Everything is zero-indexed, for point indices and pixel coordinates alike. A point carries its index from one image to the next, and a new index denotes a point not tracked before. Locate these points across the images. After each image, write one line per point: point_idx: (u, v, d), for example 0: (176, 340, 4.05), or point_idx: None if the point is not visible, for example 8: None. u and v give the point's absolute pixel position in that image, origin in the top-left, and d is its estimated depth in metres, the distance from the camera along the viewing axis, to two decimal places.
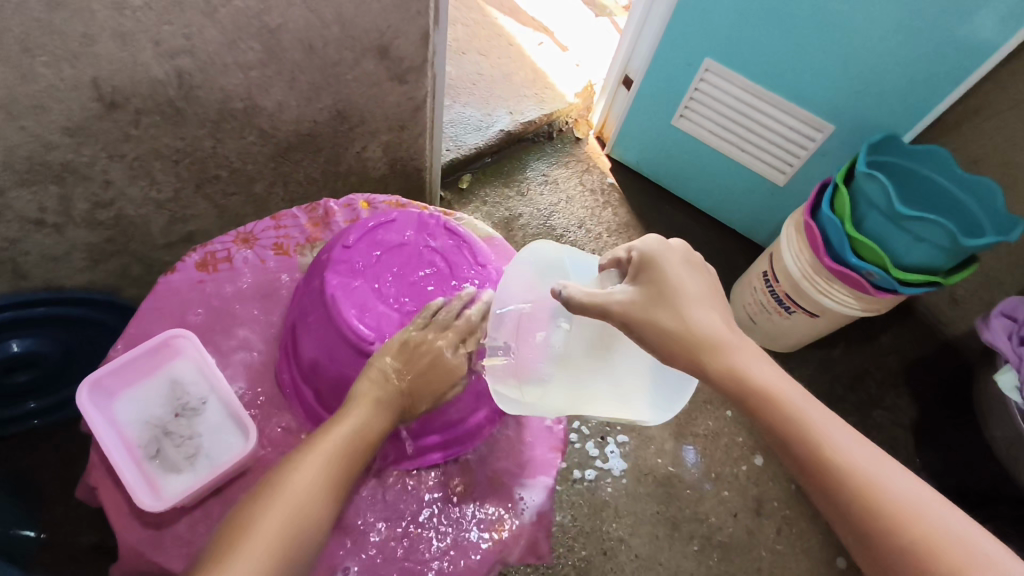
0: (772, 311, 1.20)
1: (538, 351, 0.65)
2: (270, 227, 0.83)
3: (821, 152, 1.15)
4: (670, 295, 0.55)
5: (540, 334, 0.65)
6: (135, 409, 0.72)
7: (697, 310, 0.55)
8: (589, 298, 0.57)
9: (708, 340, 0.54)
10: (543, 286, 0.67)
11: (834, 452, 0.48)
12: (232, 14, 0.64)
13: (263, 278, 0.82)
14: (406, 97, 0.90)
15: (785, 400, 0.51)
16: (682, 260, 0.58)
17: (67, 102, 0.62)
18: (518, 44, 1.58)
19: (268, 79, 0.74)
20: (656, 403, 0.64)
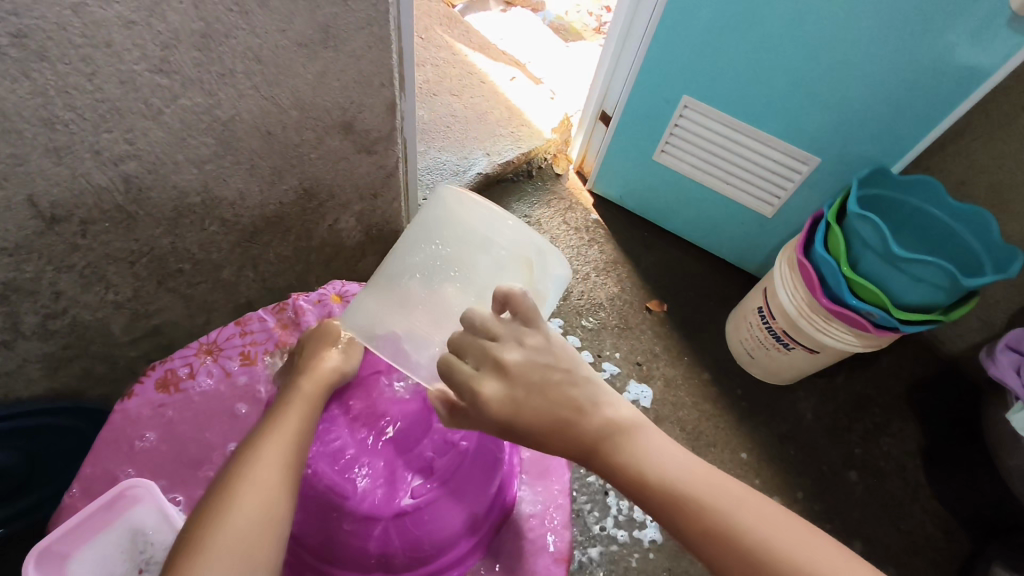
0: (770, 347, 1.16)
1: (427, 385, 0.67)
2: (235, 334, 0.89)
3: (808, 183, 1.12)
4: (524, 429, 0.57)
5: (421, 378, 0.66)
6: (94, 566, 0.71)
7: (555, 436, 0.57)
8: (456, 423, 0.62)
9: (587, 447, 0.58)
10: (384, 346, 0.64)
11: (710, 514, 0.53)
12: (179, 113, 0.59)
13: (230, 388, 0.88)
14: (377, 165, 0.85)
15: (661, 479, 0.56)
16: (523, 378, 0.57)
17: (2, 223, 0.57)
18: (491, 81, 1.54)
19: (225, 170, 0.69)
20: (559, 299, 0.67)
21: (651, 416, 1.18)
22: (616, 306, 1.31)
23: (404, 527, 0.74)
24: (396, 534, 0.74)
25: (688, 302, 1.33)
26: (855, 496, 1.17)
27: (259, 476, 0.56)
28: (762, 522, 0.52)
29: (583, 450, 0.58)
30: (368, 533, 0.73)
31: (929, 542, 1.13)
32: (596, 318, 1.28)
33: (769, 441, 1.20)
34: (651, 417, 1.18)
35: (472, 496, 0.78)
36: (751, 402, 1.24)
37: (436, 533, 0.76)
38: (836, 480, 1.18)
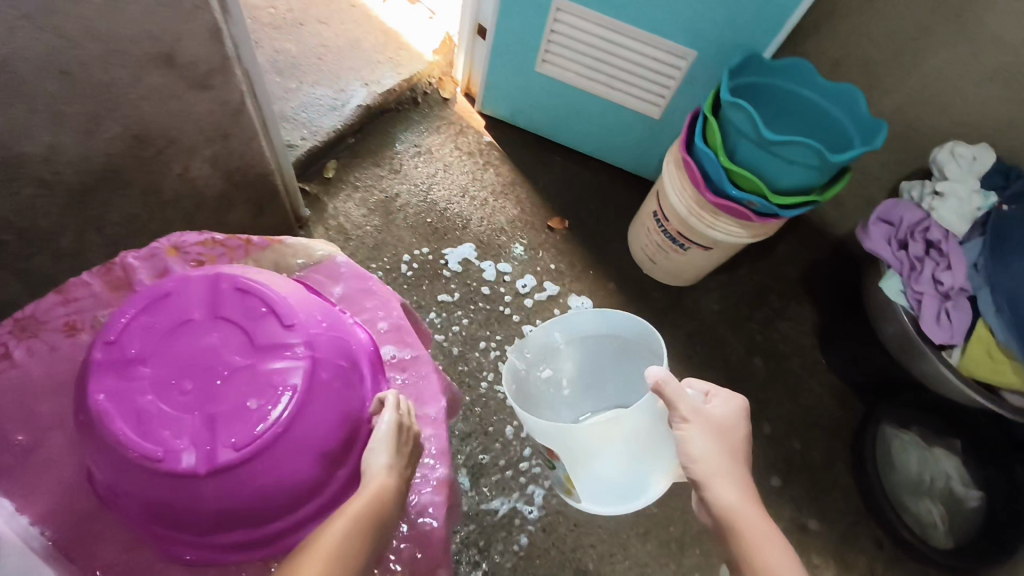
0: (668, 250, 1.17)
1: (541, 374, 0.89)
2: (55, 304, 0.69)
3: (689, 80, 1.10)
4: (703, 435, 0.66)
5: (546, 368, 0.89)
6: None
7: (717, 485, 0.63)
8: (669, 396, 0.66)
9: (708, 477, 0.64)
10: (587, 335, 0.86)
11: None
12: None
13: (60, 371, 0.68)
14: (218, 102, 0.77)
15: (763, 549, 0.59)
16: (725, 427, 0.67)
17: None
18: (362, 3, 1.42)
19: (21, 120, 0.61)
20: (605, 489, 0.84)
21: None
22: (517, 229, 1.28)
23: (228, 489, 0.54)
24: (240, 494, 0.54)
25: (589, 215, 1.32)
26: (759, 380, 1.23)
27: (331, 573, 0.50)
28: None
29: (730, 512, 0.62)
30: (195, 501, 0.54)
31: (826, 412, 1.22)
32: (497, 243, 1.26)
33: (676, 340, 1.24)
34: None
35: (337, 427, 0.59)
36: (657, 305, 1.26)
37: (304, 484, 0.57)
38: (742, 368, 1.23)
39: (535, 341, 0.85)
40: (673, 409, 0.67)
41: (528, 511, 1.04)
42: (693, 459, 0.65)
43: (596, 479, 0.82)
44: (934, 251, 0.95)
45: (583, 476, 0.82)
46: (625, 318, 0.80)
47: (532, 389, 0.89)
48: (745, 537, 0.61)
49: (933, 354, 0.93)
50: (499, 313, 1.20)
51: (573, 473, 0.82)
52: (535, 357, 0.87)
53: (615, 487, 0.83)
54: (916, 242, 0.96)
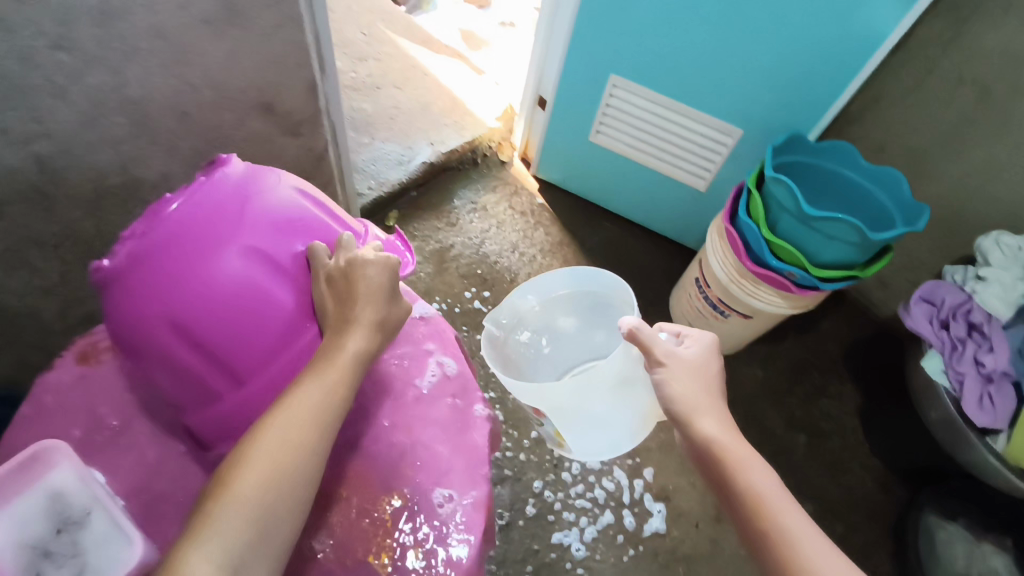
0: (707, 316, 1.19)
1: (522, 338, 0.91)
2: None
3: (734, 155, 1.16)
4: (677, 372, 0.68)
5: (526, 334, 0.92)
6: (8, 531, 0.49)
7: (699, 419, 0.65)
8: (643, 339, 0.69)
9: (688, 412, 0.66)
10: (560, 294, 0.89)
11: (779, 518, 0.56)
12: (86, 91, 0.61)
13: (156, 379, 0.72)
14: (305, 148, 0.87)
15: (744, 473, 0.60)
16: (701, 366, 0.70)
17: None
18: (433, 73, 1.56)
19: (143, 151, 0.71)
20: (591, 442, 0.89)
21: None
22: None
23: (154, 275, 0.57)
24: (160, 279, 0.57)
25: (632, 278, 1.36)
26: (797, 454, 1.21)
27: (296, 423, 0.54)
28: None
29: (714, 441, 0.63)
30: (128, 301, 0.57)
31: (866, 494, 1.18)
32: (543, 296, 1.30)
33: None
34: None
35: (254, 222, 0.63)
36: None
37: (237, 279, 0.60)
38: (779, 441, 1.22)
39: (516, 305, 0.88)
40: (648, 356, 0.69)
41: (576, 549, 1.03)
42: (671, 398, 0.67)
43: (583, 435, 0.87)
44: (977, 333, 0.95)
45: (572, 433, 0.87)
46: (596, 283, 0.86)
47: (514, 355, 0.90)
48: (731, 463, 0.61)
49: (976, 438, 0.92)
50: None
51: (561, 431, 0.87)
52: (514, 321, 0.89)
53: (600, 440, 0.88)
54: (957, 322, 0.96)
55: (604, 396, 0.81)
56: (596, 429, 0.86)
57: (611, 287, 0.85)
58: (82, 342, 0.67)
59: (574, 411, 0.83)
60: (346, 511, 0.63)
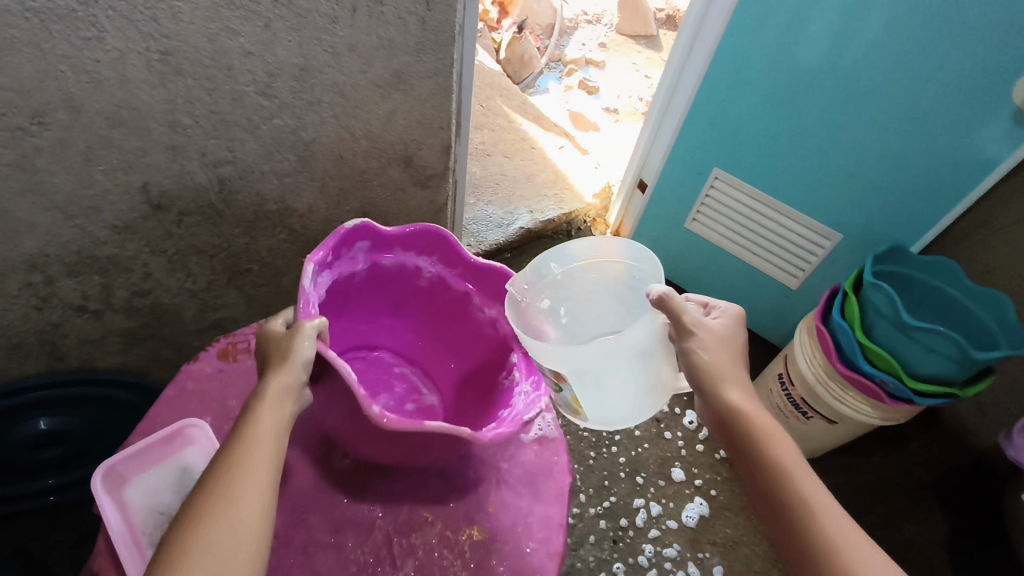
0: (788, 415, 1.17)
1: (541, 309, 0.72)
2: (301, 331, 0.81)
3: (830, 258, 1.17)
4: (708, 343, 0.60)
5: (546, 302, 0.72)
6: (145, 496, 0.63)
7: (724, 386, 0.60)
8: (673, 304, 0.61)
9: (710, 376, 0.60)
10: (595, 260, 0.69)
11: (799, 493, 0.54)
12: (272, 131, 0.73)
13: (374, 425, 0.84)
14: (428, 200, 0.97)
15: (765, 442, 0.57)
16: (730, 336, 0.62)
17: (118, 204, 0.70)
18: (541, 147, 1.67)
19: (301, 185, 0.82)
20: (613, 406, 0.67)
21: (682, 464, 1.17)
22: None
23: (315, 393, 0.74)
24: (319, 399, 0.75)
25: None
26: None
27: (236, 491, 0.45)
28: (858, 553, 0.51)
29: (743, 416, 0.58)
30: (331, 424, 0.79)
31: None
32: None
33: None
34: (682, 464, 1.17)
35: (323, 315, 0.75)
36: None
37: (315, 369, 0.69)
38: None
39: (534, 267, 0.69)
40: (677, 326, 0.61)
41: None
42: (694, 372, 0.61)
43: (606, 394, 0.66)
44: None
45: (592, 394, 0.66)
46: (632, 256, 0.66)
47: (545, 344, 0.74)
48: (761, 438, 0.57)
49: None
50: (629, 436, 1.20)
51: (581, 390, 0.66)
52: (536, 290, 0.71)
53: (625, 403, 0.67)
54: None
55: (634, 358, 0.64)
56: (618, 392, 0.66)
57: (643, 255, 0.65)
58: (223, 341, 0.76)
59: (596, 374, 0.64)
60: (430, 534, 0.68)
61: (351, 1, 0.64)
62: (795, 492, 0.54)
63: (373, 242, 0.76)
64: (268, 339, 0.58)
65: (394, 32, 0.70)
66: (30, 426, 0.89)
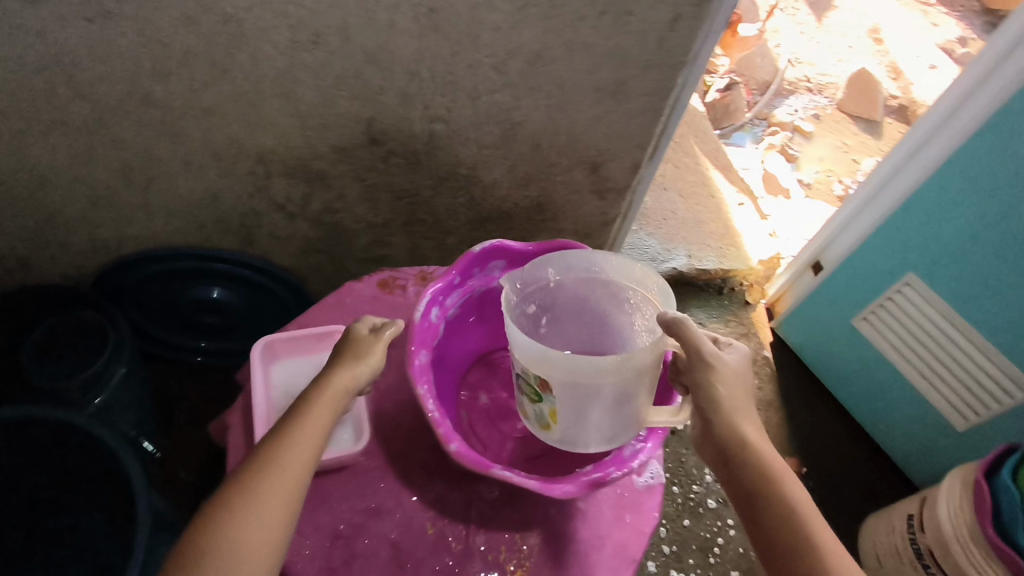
0: (906, 563, 1.03)
1: (529, 310, 0.68)
2: None
3: (1016, 414, 1.02)
4: (723, 376, 0.59)
5: (534, 304, 0.69)
6: (286, 379, 0.72)
7: (732, 416, 0.58)
8: (690, 336, 0.59)
9: (723, 406, 0.58)
10: (597, 271, 0.67)
11: (805, 536, 0.51)
12: (488, 103, 0.78)
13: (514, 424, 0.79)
14: (601, 211, 0.98)
15: (773, 478, 0.55)
16: (741, 372, 0.61)
17: (344, 128, 0.79)
18: (721, 197, 1.62)
19: (494, 159, 0.86)
20: (581, 427, 0.63)
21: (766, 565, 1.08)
22: None
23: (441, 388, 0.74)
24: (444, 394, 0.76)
25: (829, 479, 1.25)
26: None
27: (282, 481, 0.51)
28: None
29: (750, 445, 0.57)
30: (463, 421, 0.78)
31: None
32: None
33: None
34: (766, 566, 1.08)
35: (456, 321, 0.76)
36: None
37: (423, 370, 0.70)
38: None
39: (533, 266, 0.67)
40: (688, 352, 0.60)
41: None
42: (706, 400, 0.59)
43: (584, 416, 0.62)
44: None
45: (569, 411, 0.61)
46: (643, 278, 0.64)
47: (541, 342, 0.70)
48: (766, 471, 0.55)
49: None
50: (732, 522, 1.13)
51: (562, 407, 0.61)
52: (529, 289, 0.68)
53: (596, 430, 0.63)
54: None
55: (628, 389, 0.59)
56: (611, 413, 0.61)
57: (653, 277, 0.64)
58: (386, 273, 0.82)
59: (579, 394, 0.59)
60: (493, 510, 0.63)
61: (603, 5, 0.68)
62: (802, 534, 0.51)
63: (509, 261, 0.75)
64: (349, 335, 0.64)
65: (632, 44, 0.72)
66: (206, 290, 1.03)
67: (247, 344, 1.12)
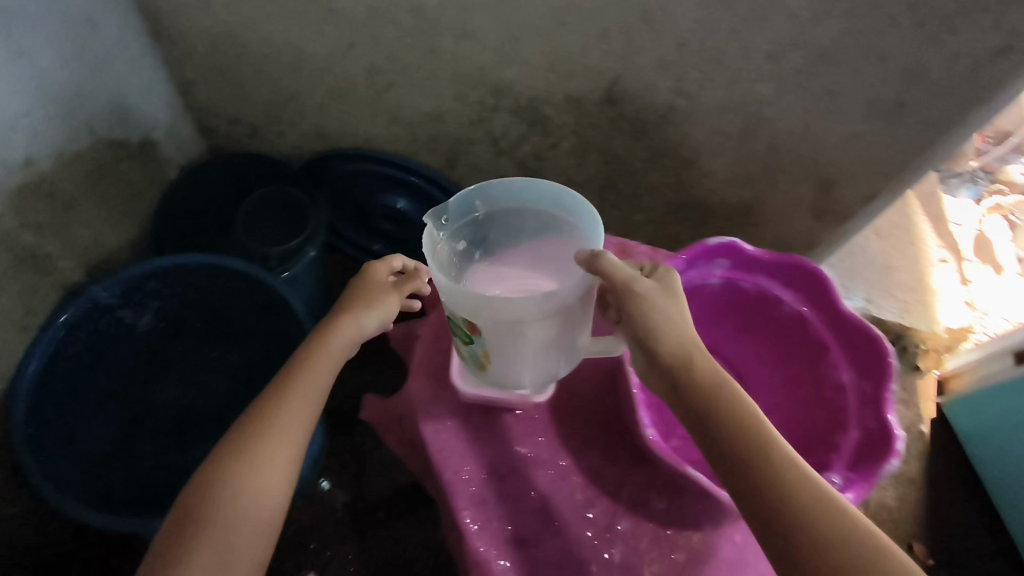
0: None
1: (456, 249, 0.56)
2: None
3: None
4: (656, 296, 0.51)
5: (462, 242, 0.57)
6: None
7: (668, 333, 0.50)
8: (616, 270, 0.50)
9: (662, 328, 0.50)
10: (523, 195, 0.55)
11: (770, 469, 0.42)
12: (746, 90, 0.74)
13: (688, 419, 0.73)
14: (809, 229, 0.93)
15: (726, 409, 0.46)
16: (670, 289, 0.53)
17: (588, 80, 0.78)
18: (924, 243, 1.31)
19: (722, 149, 0.83)
20: (518, 365, 0.59)
21: None
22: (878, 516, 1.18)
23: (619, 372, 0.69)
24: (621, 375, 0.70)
25: None
26: None
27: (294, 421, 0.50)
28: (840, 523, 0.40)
29: (692, 367, 0.48)
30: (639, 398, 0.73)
31: None
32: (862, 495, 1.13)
33: None
34: None
35: None
36: None
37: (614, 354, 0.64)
38: None
39: (456, 200, 0.55)
40: (611, 287, 0.51)
41: None
42: (641, 324, 0.50)
43: (520, 357, 0.56)
44: None
45: (502, 352, 0.56)
46: (578, 205, 0.52)
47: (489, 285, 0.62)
48: (712, 398, 0.47)
49: None
50: None
51: (495, 350, 0.55)
52: (453, 228, 0.55)
53: (533, 367, 0.59)
54: None
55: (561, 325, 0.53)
56: (546, 355, 0.57)
57: (574, 196, 0.53)
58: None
59: (506, 336, 0.53)
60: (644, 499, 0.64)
61: (924, 18, 0.62)
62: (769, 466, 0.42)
63: (734, 262, 0.66)
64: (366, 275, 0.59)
65: (936, 64, 0.65)
66: (390, 198, 1.04)
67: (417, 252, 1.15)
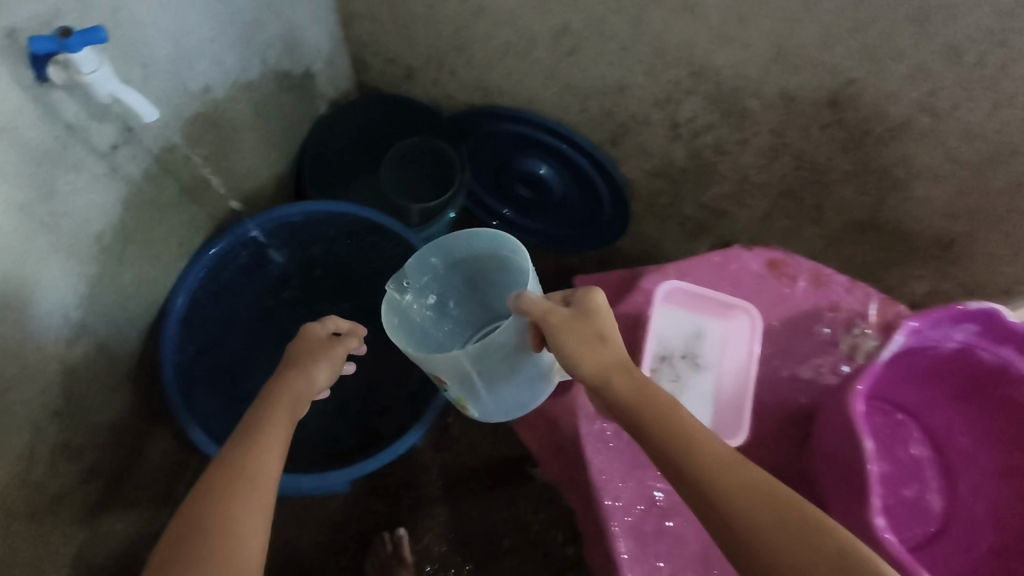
0: None
1: (424, 303, 0.67)
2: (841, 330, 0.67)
3: None
4: (585, 326, 0.52)
5: (433, 296, 0.68)
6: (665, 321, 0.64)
7: (601, 364, 0.50)
8: (535, 307, 0.53)
9: (605, 361, 0.50)
10: (466, 249, 0.63)
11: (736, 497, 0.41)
12: (1012, 118, 0.63)
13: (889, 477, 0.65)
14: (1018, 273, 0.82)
15: (682, 438, 0.45)
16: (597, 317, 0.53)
17: (816, 77, 0.68)
18: None
19: (949, 176, 0.72)
20: (496, 397, 0.67)
21: None
22: None
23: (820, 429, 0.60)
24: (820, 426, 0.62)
25: None
26: None
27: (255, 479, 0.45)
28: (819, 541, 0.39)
29: (634, 396, 0.48)
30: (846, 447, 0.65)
31: None
32: None
33: None
34: None
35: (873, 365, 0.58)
36: None
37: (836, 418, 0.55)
38: None
39: (414, 263, 0.64)
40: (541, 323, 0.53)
41: None
42: (580, 365, 0.50)
43: (490, 390, 0.65)
44: None
45: (475, 389, 0.65)
46: (515, 247, 0.58)
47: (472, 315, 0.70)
48: (663, 424, 0.46)
49: None
50: None
51: (468, 390, 0.65)
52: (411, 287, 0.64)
53: (509, 399, 0.67)
54: None
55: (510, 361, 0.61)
56: (511, 386, 0.65)
57: (512, 243, 0.59)
58: (778, 252, 0.70)
59: (466, 379, 0.62)
60: None
61: None
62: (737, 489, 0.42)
63: (984, 330, 0.55)
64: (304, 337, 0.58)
65: None
66: (535, 163, 0.99)
67: (547, 221, 1.11)
